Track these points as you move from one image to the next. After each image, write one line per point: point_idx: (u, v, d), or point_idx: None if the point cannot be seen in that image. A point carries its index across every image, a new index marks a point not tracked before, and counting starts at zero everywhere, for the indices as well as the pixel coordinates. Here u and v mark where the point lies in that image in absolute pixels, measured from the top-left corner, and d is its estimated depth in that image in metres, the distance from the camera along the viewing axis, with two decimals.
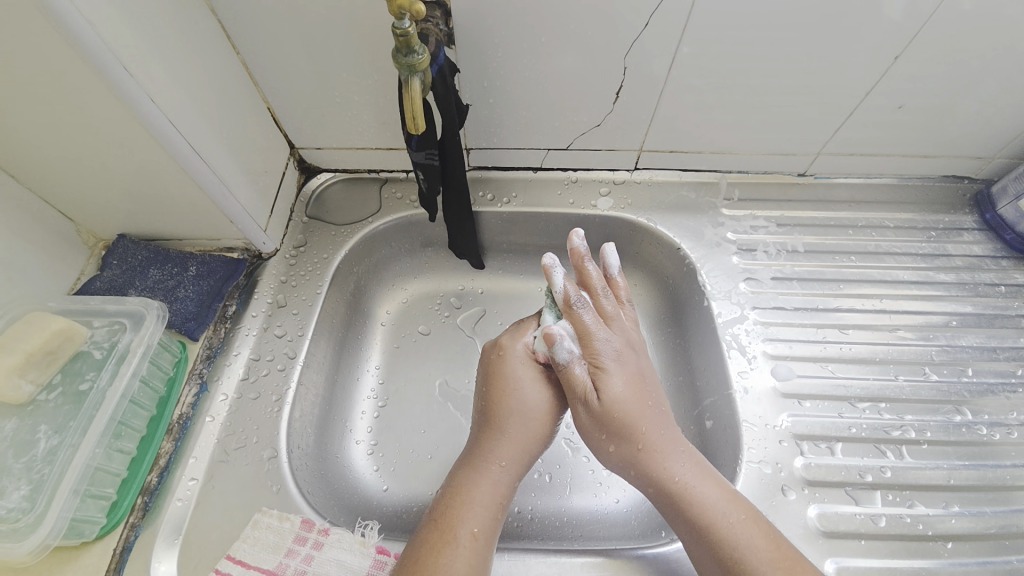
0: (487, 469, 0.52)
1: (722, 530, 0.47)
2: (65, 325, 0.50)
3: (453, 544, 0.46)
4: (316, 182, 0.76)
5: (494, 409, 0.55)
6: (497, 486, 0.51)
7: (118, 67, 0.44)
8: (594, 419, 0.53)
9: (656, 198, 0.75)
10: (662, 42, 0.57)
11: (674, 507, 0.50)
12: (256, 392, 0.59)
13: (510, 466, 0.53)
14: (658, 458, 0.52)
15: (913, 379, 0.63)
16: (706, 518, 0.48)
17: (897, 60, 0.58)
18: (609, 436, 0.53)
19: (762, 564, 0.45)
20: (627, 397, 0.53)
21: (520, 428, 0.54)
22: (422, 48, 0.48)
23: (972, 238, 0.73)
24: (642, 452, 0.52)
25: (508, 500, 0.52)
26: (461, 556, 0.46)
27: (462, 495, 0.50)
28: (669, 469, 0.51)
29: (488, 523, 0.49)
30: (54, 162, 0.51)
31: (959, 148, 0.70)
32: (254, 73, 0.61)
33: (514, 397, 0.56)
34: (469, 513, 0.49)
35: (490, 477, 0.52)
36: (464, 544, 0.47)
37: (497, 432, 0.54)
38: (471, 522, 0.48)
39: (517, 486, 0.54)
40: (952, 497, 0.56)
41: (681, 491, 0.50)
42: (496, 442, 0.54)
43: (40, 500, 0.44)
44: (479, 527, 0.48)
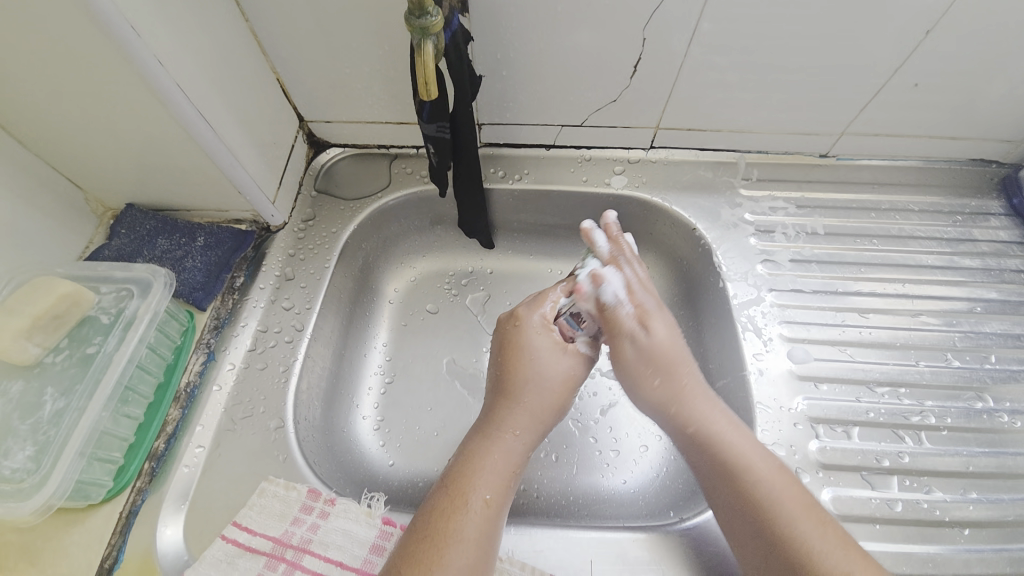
0: (500, 436, 0.51)
1: (753, 472, 0.47)
2: (73, 289, 0.49)
3: (464, 509, 0.46)
4: (325, 157, 0.75)
5: (509, 378, 0.54)
6: (509, 453, 0.50)
7: (126, 25, 0.42)
8: (641, 354, 0.55)
9: (671, 178, 0.73)
10: (684, 12, 0.55)
11: (708, 450, 0.50)
12: (264, 363, 0.58)
13: (522, 435, 0.52)
14: (697, 399, 0.52)
15: (933, 365, 0.61)
16: (741, 462, 0.48)
17: (931, 34, 0.55)
18: (652, 374, 0.54)
19: (793, 510, 0.45)
20: (666, 340, 0.55)
21: (535, 397, 0.54)
22: (436, 10, 0.47)
23: (999, 224, 0.71)
24: (683, 393, 0.53)
25: (520, 469, 0.51)
26: (473, 520, 0.45)
27: (474, 461, 0.49)
28: (706, 412, 0.52)
29: (500, 489, 0.48)
30: (59, 126, 0.50)
31: (990, 129, 0.67)
32: (262, 41, 0.60)
33: (528, 366, 0.54)
34: (481, 480, 0.48)
35: (501, 443, 0.51)
36: (475, 509, 0.46)
37: (510, 400, 0.53)
38: (483, 487, 0.48)
39: (530, 455, 0.53)
40: (971, 485, 0.54)
41: (714, 432, 0.50)
42: (510, 409, 0.53)
43: (46, 461, 0.44)
44: (492, 492, 0.48)
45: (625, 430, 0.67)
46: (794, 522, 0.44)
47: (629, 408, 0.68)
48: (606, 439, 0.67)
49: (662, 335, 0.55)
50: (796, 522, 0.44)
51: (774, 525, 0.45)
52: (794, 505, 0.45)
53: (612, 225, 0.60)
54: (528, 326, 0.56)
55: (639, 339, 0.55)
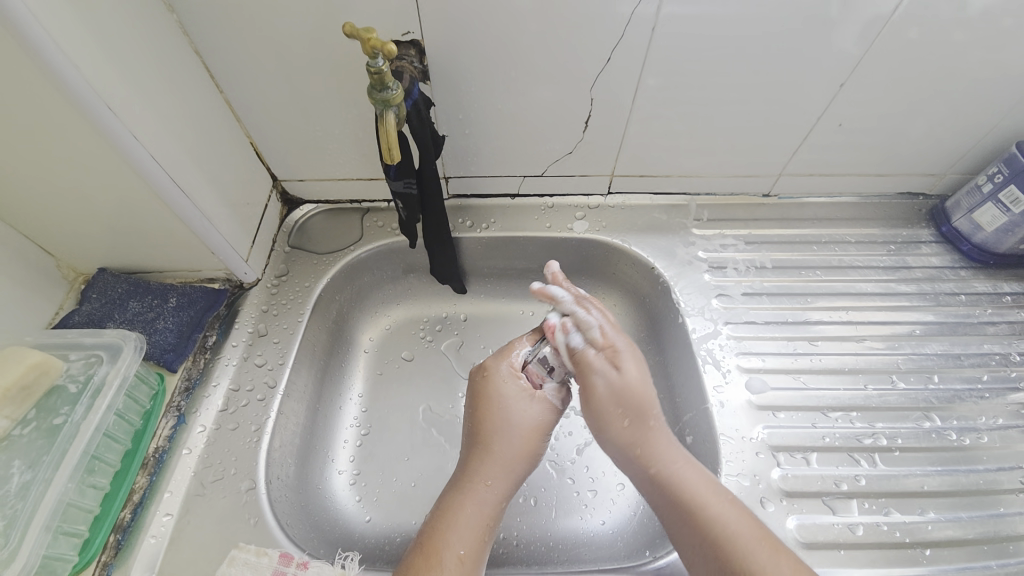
0: (474, 488, 0.53)
1: (710, 508, 0.49)
2: (42, 359, 0.50)
3: (439, 567, 0.47)
4: (299, 213, 0.77)
5: (480, 428, 0.56)
6: (484, 505, 0.52)
7: (102, 105, 0.45)
8: (615, 392, 0.55)
9: (629, 220, 0.78)
10: (626, 75, 0.61)
11: (668, 489, 0.51)
12: (235, 423, 0.58)
13: (496, 486, 0.53)
14: (661, 440, 0.54)
15: (881, 387, 0.65)
16: (700, 498, 0.50)
17: (844, 87, 0.63)
18: (624, 413, 0.55)
19: (748, 542, 0.46)
20: (638, 381, 0.56)
21: (505, 446, 0.55)
22: (395, 84, 0.51)
23: (931, 251, 0.77)
24: (651, 430, 0.55)
25: (496, 519, 0.52)
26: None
27: (449, 516, 0.51)
28: (666, 453, 0.53)
29: (476, 543, 0.49)
30: (33, 197, 0.52)
31: (910, 166, 0.74)
32: (237, 110, 0.63)
33: (498, 415, 0.56)
34: (456, 535, 0.49)
35: (476, 495, 0.52)
36: (451, 566, 0.47)
37: (483, 450, 0.55)
38: (457, 542, 0.49)
39: (506, 504, 0.54)
40: (925, 503, 0.56)
41: (674, 471, 0.52)
42: (481, 461, 0.54)
43: (12, 536, 0.43)
44: (467, 547, 0.49)
45: (601, 469, 0.68)
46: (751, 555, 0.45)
47: None
48: (583, 479, 0.67)
49: (634, 375, 0.56)
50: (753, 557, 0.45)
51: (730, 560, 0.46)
52: (751, 538, 0.46)
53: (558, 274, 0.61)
54: (495, 378, 0.58)
55: (607, 379, 0.56)
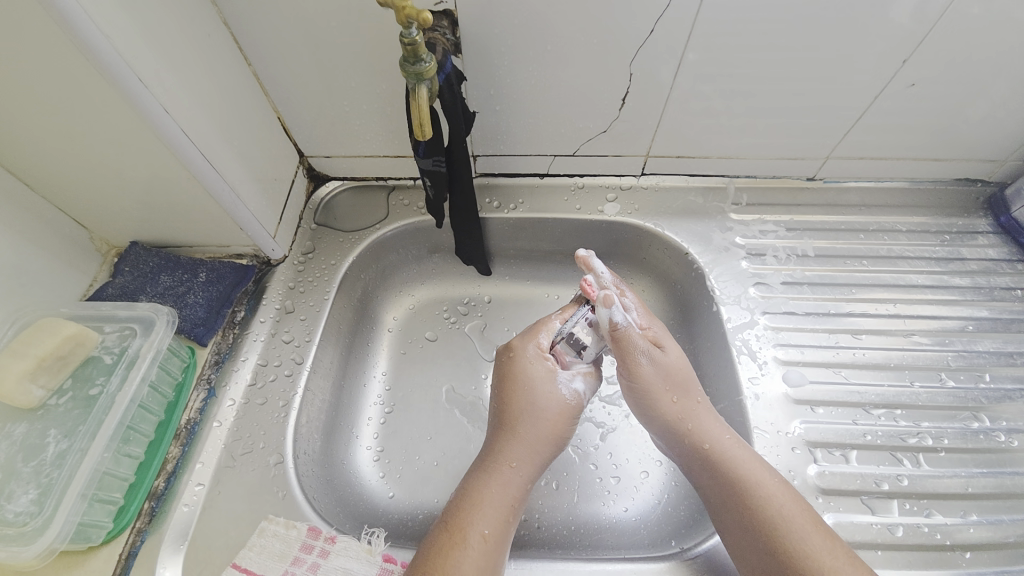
0: (503, 467, 0.52)
1: (763, 489, 0.48)
2: (77, 330, 0.50)
3: (463, 544, 0.46)
4: (325, 190, 0.76)
5: (513, 407, 0.56)
6: (513, 483, 0.51)
7: (133, 77, 0.44)
8: (659, 371, 0.56)
9: (663, 204, 0.75)
10: (668, 48, 0.57)
11: (719, 469, 0.51)
12: (264, 398, 0.59)
13: (524, 468, 0.53)
14: (706, 420, 0.54)
15: (928, 385, 0.61)
16: (750, 480, 0.49)
17: (906, 62, 0.58)
18: (670, 391, 0.56)
19: (803, 525, 0.46)
20: (681, 361, 0.58)
21: (531, 427, 0.54)
22: (429, 57, 0.49)
23: (987, 242, 0.72)
24: (699, 407, 0.55)
25: (520, 503, 0.52)
26: (479, 552, 0.46)
27: (474, 496, 0.50)
28: (716, 430, 0.54)
29: (505, 522, 0.49)
30: (62, 169, 0.52)
31: (971, 151, 0.69)
32: (264, 83, 0.62)
33: (524, 396, 0.56)
34: (480, 514, 0.48)
35: (506, 475, 0.52)
36: (474, 545, 0.46)
37: (512, 426, 0.55)
38: (486, 520, 0.48)
39: (530, 488, 0.53)
40: (971, 507, 0.54)
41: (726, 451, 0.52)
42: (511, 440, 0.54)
43: (49, 503, 0.44)
44: (496, 526, 0.48)
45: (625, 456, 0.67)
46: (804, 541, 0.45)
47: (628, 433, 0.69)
48: (606, 466, 0.67)
49: (651, 375, 0.56)
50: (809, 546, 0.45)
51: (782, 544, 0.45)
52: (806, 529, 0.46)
53: (590, 261, 0.60)
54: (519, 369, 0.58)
55: (657, 356, 0.56)
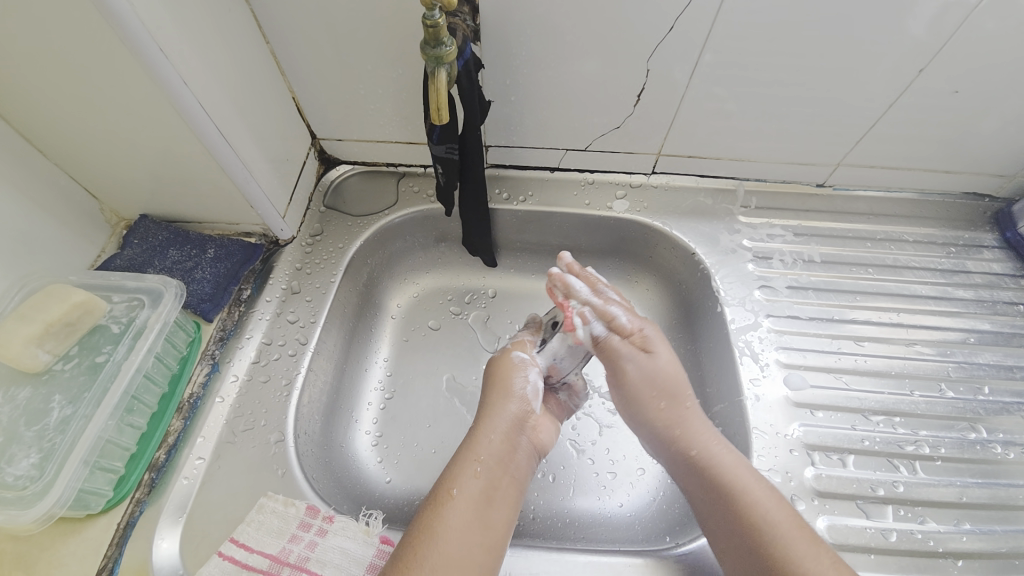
0: (480, 435, 0.53)
1: (753, 495, 0.48)
2: (85, 298, 0.50)
3: (450, 503, 0.47)
4: (334, 173, 0.76)
5: (497, 388, 0.56)
6: (492, 448, 0.52)
7: (155, 48, 0.44)
8: (643, 371, 0.56)
9: (672, 203, 0.75)
10: (686, 47, 0.57)
11: (704, 473, 0.51)
12: (267, 377, 0.59)
13: (501, 433, 0.53)
14: (694, 421, 0.55)
15: (928, 394, 0.62)
16: (739, 485, 0.49)
17: (922, 72, 0.57)
18: (658, 395, 0.56)
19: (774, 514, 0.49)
20: (671, 365, 0.57)
21: (513, 402, 0.55)
22: (451, 41, 0.49)
23: (992, 256, 0.72)
24: (687, 410, 0.55)
25: (511, 471, 0.52)
26: (459, 515, 0.47)
27: (462, 457, 0.51)
28: (700, 429, 0.54)
29: (487, 484, 0.49)
30: (74, 134, 0.51)
31: (982, 165, 0.69)
32: (281, 63, 0.62)
33: (509, 380, 0.57)
34: (465, 475, 0.49)
35: (484, 441, 0.52)
36: (459, 506, 0.47)
37: (498, 403, 0.55)
38: (466, 483, 0.49)
39: (517, 459, 0.53)
40: (964, 515, 0.54)
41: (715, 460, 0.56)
42: (487, 412, 0.55)
43: (50, 468, 0.44)
44: (476, 489, 0.49)
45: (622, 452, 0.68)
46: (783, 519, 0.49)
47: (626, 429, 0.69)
48: (603, 460, 0.67)
49: (666, 356, 0.58)
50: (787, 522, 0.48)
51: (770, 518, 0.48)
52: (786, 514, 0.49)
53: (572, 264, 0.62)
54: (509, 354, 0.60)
55: (640, 362, 0.57)
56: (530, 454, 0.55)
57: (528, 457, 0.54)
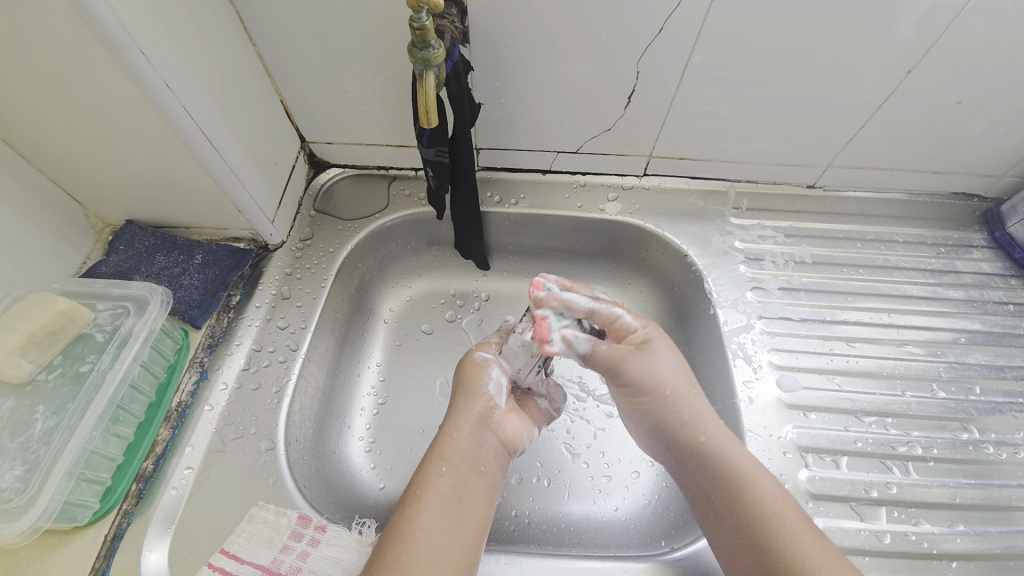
0: (444, 436, 0.52)
1: (749, 477, 0.48)
2: (69, 307, 0.49)
3: (419, 505, 0.46)
4: (325, 177, 0.76)
5: (459, 388, 0.56)
6: (455, 446, 0.51)
7: (134, 48, 0.43)
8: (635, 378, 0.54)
9: (664, 205, 0.75)
10: (676, 49, 0.57)
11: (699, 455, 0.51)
12: (256, 383, 0.58)
13: (465, 431, 0.52)
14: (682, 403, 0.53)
15: (920, 395, 0.62)
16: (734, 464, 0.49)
17: (911, 73, 0.58)
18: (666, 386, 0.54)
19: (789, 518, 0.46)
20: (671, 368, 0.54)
21: (477, 399, 0.54)
22: (438, 43, 0.48)
23: (982, 256, 0.73)
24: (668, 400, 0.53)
25: (479, 466, 0.50)
26: (425, 516, 0.46)
27: (429, 459, 0.50)
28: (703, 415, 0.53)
29: (454, 482, 0.48)
30: (57, 136, 0.50)
31: (970, 165, 0.69)
32: (268, 65, 0.61)
33: (470, 378, 0.56)
34: (431, 474, 0.48)
35: (447, 441, 0.51)
36: (427, 505, 0.46)
37: (461, 402, 0.54)
38: (431, 482, 0.48)
39: (485, 453, 0.52)
40: (957, 516, 0.55)
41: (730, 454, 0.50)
42: (453, 412, 0.54)
43: (34, 480, 0.43)
44: (443, 487, 0.48)
45: (616, 455, 0.67)
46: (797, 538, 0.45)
47: (621, 432, 0.69)
48: (597, 464, 0.67)
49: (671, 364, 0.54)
50: (799, 540, 0.45)
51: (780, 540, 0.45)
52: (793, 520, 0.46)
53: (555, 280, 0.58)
54: (471, 354, 0.59)
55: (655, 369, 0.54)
56: (501, 449, 0.53)
57: (499, 454, 0.53)
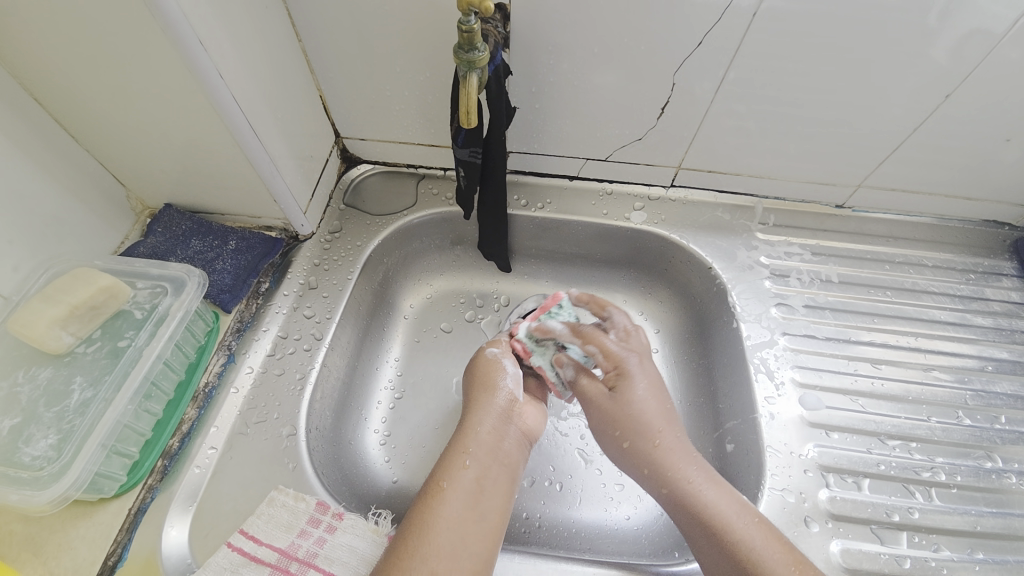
0: (467, 430, 0.52)
1: (734, 525, 0.47)
2: (112, 283, 0.51)
3: (440, 497, 0.46)
4: (356, 172, 0.77)
5: (479, 385, 0.56)
6: (480, 442, 0.51)
7: (193, 39, 0.45)
8: (607, 415, 0.56)
9: (690, 217, 0.75)
10: (712, 64, 0.58)
11: (683, 505, 0.50)
12: (281, 370, 0.59)
13: (488, 426, 0.52)
14: (668, 457, 0.53)
15: (944, 421, 0.61)
16: (718, 516, 0.48)
17: (949, 98, 0.57)
18: (652, 429, 0.54)
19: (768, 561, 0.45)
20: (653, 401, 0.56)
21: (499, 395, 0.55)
22: (483, 46, 0.49)
23: (1011, 285, 0.72)
24: (654, 451, 0.53)
25: (500, 459, 0.51)
26: (449, 506, 0.46)
27: (450, 453, 0.50)
28: (685, 469, 0.52)
29: (479, 476, 0.48)
30: (110, 119, 0.52)
31: (1003, 193, 0.69)
32: (311, 61, 0.63)
33: (491, 377, 0.57)
34: (454, 467, 0.49)
35: (470, 436, 0.51)
36: (450, 497, 0.46)
37: (481, 398, 0.55)
38: (456, 474, 0.48)
39: (506, 448, 0.52)
40: (977, 545, 0.53)
41: (698, 503, 0.50)
42: (474, 408, 0.54)
43: (68, 450, 0.44)
44: (467, 479, 0.48)
45: None
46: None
47: None
48: (611, 472, 0.66)
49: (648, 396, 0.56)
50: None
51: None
52: (779, 561, 0.45)
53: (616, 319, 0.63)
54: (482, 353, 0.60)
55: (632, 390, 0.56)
56: (521, 443, 0.54)
57: (520, 448, 0.53)
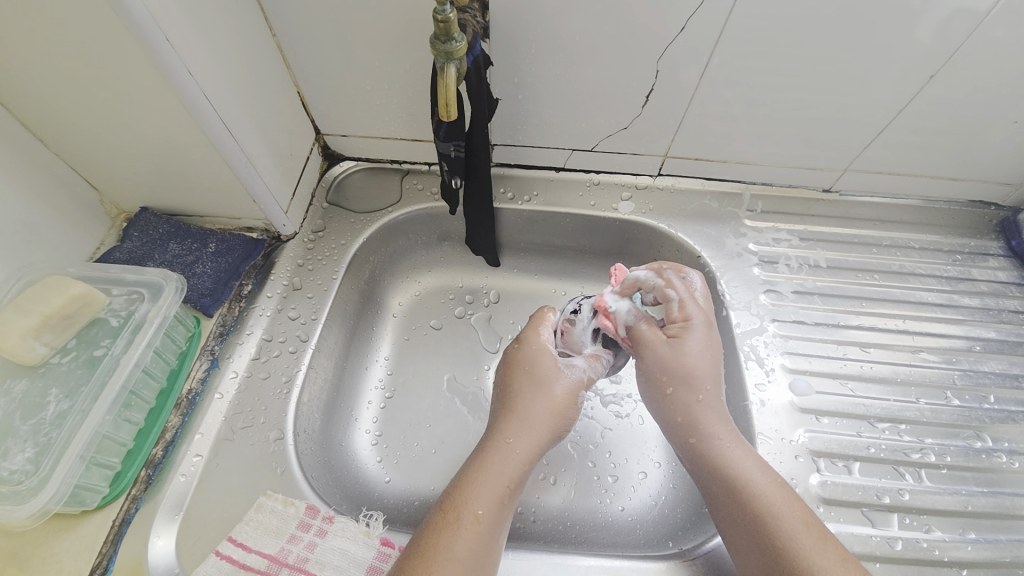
0: (502, 449, 0.49)
1: (752, 487, 0.47)
2: (85, 290, 0.49)
3: (457, 524, 0.44)
4: (338, 169, 0.76)
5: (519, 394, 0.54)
6: (513, 466, 0.49)
7: (160, 36, 0.43)
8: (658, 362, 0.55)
9: (677, 206, 0.74)
10: (695, 49, 0.57)
11: (705, 462, 0.51)
12: (266, 373, 0.58)
13: (521, 447, 0.50)
14: (707, 416, 0.52)
15: (934, 402, 0.62)
16: (741, 477, 0.48)
17: (932, 78, 0.57)
18: (699, 383, 0.53)
19: (792, 525, 0.45)
20: (697, 357, 0.54)
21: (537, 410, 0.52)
22: (461, 36, 0.48)
23: (997, 265, 0.72)
24: (694, 405, 0.53)
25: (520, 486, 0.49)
26: (469, 534, 0.44)
27: (479, 472, 0.48)
28: (715, 428, 0.52)
29: (502, 503, 0.47)
30: (78, 121, 0.50)
31: (989, 172, 0.69)
32: (286, 56, 0.61)
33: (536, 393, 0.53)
34: (480, 490, 0.46)
35: (504, 457, 0.49)
36: (471, 524, 0.44)
37: (520, 409, 0.52)
38: (482, 500, 0.46)
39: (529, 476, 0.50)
40: (968, 524, 0.54)
41: (726, 463, 0.49)
42: (512, 421, 0.52)
43: (46, 463, 0.43)
44: (493, 506, 0.46)
45: (624, 455, 0.67)
46: (799, 544, 0.44)
47: (628, 432, 0.68)
48: (604, 464, 0.66)
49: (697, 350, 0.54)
50: (798, 543, 0.44)
51: (789, 558, 0.43)
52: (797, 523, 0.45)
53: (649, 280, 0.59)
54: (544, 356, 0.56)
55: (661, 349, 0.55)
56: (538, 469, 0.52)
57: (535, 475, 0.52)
